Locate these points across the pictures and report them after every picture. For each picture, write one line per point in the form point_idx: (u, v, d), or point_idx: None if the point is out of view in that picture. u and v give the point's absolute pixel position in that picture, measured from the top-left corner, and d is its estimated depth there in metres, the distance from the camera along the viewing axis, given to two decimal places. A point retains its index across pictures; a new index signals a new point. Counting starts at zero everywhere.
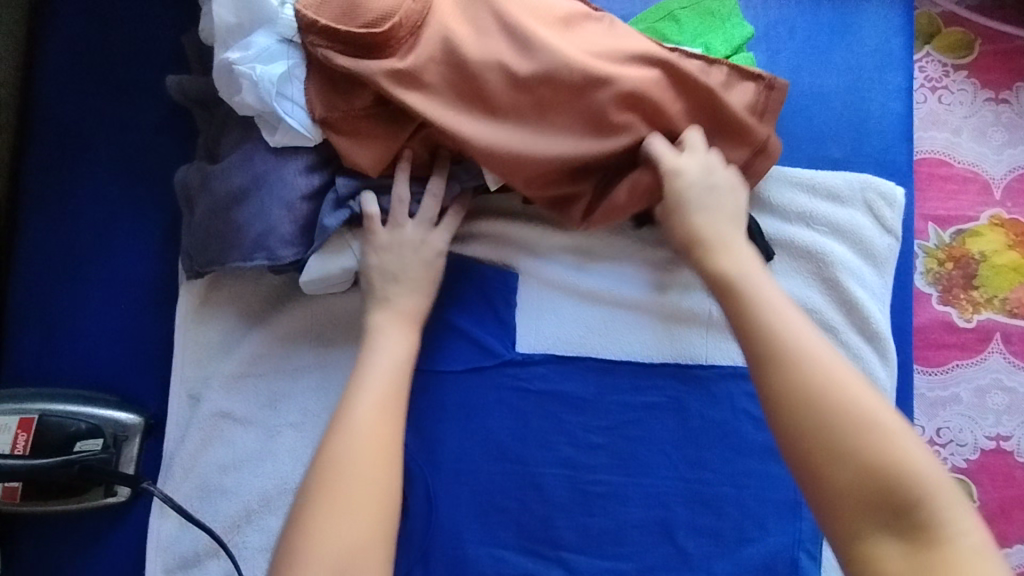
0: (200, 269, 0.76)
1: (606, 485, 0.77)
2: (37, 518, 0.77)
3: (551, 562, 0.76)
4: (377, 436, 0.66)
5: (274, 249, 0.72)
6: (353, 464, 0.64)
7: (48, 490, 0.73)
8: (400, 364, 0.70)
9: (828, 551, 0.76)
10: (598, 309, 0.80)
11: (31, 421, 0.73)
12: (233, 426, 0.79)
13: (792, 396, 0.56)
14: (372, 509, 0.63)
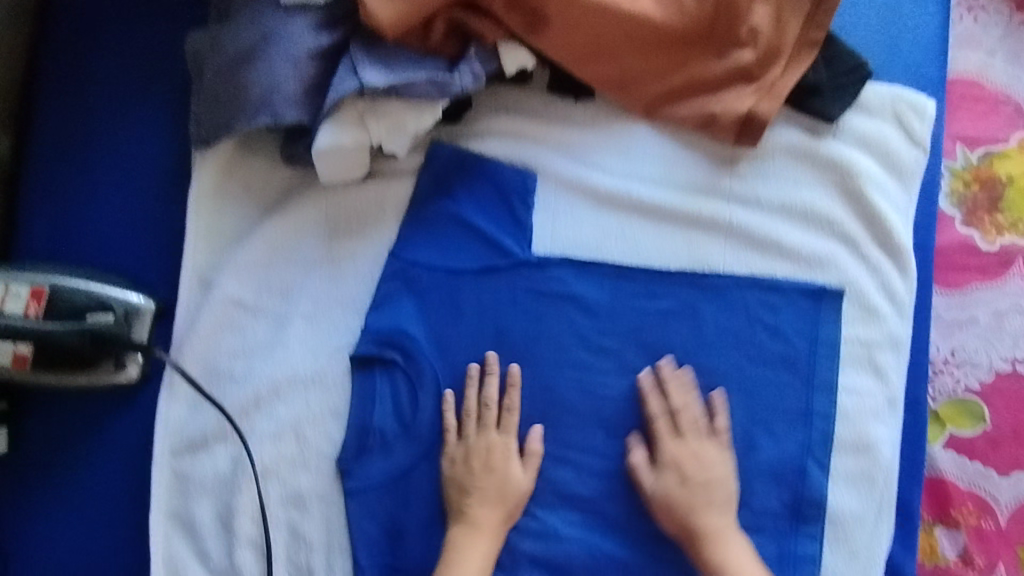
0: (208, 135, 0.75)
1: (619, 390, 0.76)
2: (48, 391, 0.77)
3: (559, 461, 0.76)
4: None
5: (279, 110, 0.70)
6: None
7: (63, 358, 0.71)
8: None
9: (837, 462, 0.75)
10: (617, 213, 0.78)
11: (42, 292, 0.71)
12: (244, 314, 0.78)
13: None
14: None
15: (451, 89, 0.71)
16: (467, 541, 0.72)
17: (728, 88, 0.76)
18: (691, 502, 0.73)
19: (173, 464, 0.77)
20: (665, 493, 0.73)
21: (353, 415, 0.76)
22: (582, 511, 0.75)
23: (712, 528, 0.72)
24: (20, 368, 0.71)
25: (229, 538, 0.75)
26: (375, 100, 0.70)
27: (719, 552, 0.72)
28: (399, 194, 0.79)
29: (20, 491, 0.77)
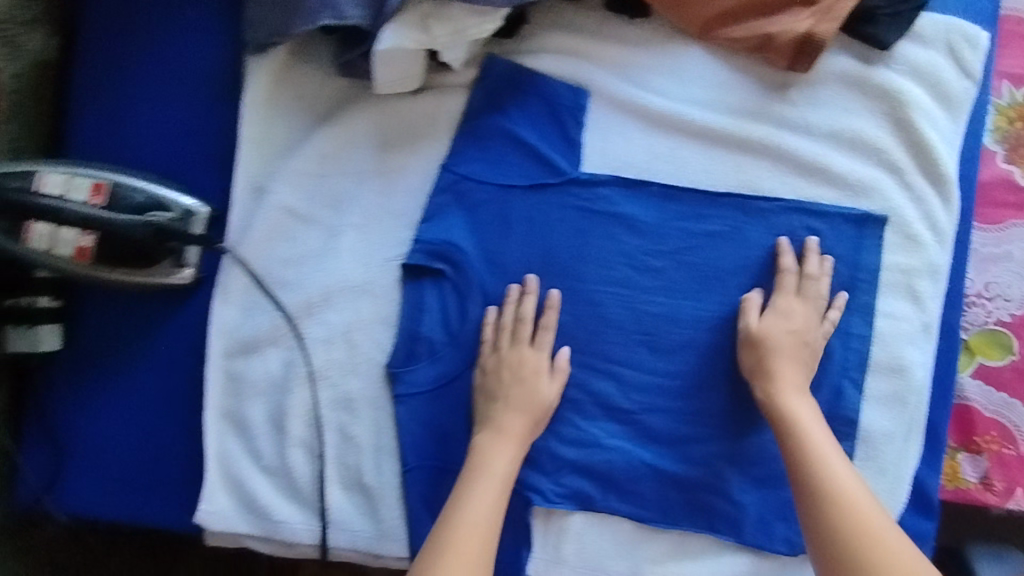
0: (266, 39, 0.75)
1: (664, 308, 0.78)
2: (101, 288, 0.79)
3: (602, 374, 0.77)
4: (490, 493, 0.70)
5: (342, 9, 0.70)
6: (470, 524, 0.68)
7: (122, 252, 0.72)
8: (503, 483, 0.71)
9: (871, 382, 0.78)
10: (668, 135, 0.78)
11: (102, 187, 0.72)
12: (296, 222, 0.79)
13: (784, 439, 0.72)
14: (486, 534, 0.68)
15: None
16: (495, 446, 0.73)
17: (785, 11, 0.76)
18: (781, 371, 0.74)
19: (225, 365, 0.78)
20: (757, 355, 0.75)
21: (402, 324, 0.78)
22: (622, 422, 0.77)
23: (789, 377, 0.74)
24: (82, 259, 0.71)
25: (280, 438, 0.78)
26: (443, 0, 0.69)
27: (800, 419, 0.72)
28: (452, 108, 0.79)
29: (76, 385, 0.79)
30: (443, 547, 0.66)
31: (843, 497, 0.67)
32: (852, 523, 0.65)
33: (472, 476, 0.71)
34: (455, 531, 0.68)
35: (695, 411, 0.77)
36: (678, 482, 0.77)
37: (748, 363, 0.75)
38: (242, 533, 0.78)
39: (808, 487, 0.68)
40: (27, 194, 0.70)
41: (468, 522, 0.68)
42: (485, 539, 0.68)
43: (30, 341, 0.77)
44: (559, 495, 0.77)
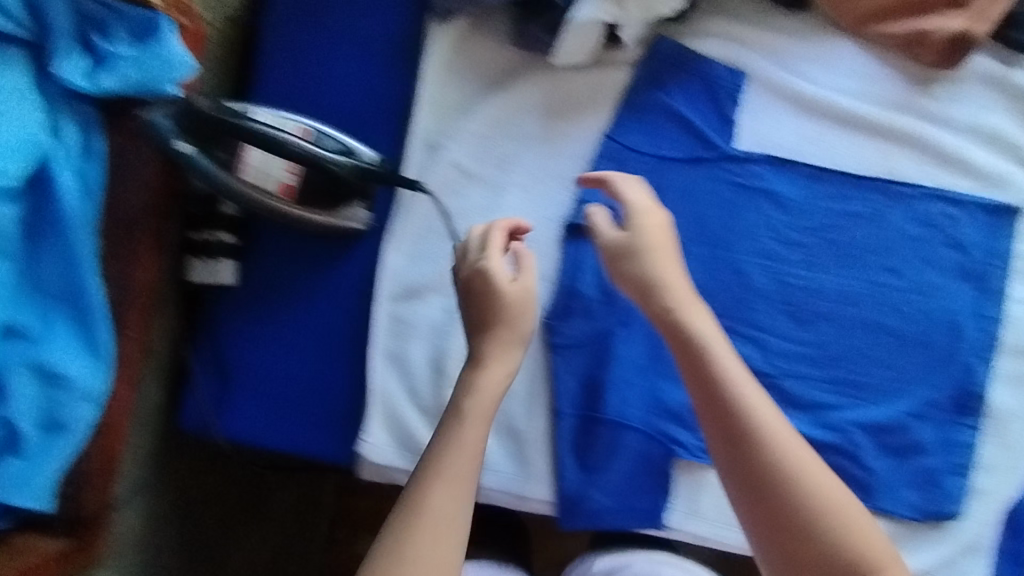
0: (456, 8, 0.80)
1: (806, 280, 0.83)
2: (273, 224, 0.84)
3: (744, 339, 0.82)
4: (474, 440, 0.64)
5: None
6: (451, 474, 0.62)
7: (321, 190, 0.77)
8: (486, 418, 0.65)
9: (999, 363, 0.82)
10: (819, 120, 0.83)
11: (310, 131, 0.77)
12: (465, 179, 0.84)
13: (710, 388, 0.62)
14: (467, 481, 0.62)
15: None
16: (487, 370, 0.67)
17: (937, 12, 0.81)
18: (667, 279, 0.67)
19: (390, 309, 0.83)
20: (636, 264, 0.69)
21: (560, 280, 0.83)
22: (762, 384, 0.82)
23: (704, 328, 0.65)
24: (286, 195, 0.76)
25: (439, 380, 0.83)
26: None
27: (717, 359, 0.63)
28: (617, 82, 0.84)
29: (246, 318, 0.84)
30: (419, 501, 0.60)
31: (790, 460, 0.59)
32: (813, 496, 0.59)
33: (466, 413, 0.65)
34: (440, 479, 0.61)
35: (830, 378, 0.82)
36: (815, 445, 0.81)
37: (637, 275, 0.68)
38: (397, 468, 0.83)
39: (747, 442, 0.60)
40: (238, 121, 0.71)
41: (450, 469, 0.62)
42: (468, 487, 0.62)
43: (212, 272, 0.82)
44: (702, 450, 0.81)
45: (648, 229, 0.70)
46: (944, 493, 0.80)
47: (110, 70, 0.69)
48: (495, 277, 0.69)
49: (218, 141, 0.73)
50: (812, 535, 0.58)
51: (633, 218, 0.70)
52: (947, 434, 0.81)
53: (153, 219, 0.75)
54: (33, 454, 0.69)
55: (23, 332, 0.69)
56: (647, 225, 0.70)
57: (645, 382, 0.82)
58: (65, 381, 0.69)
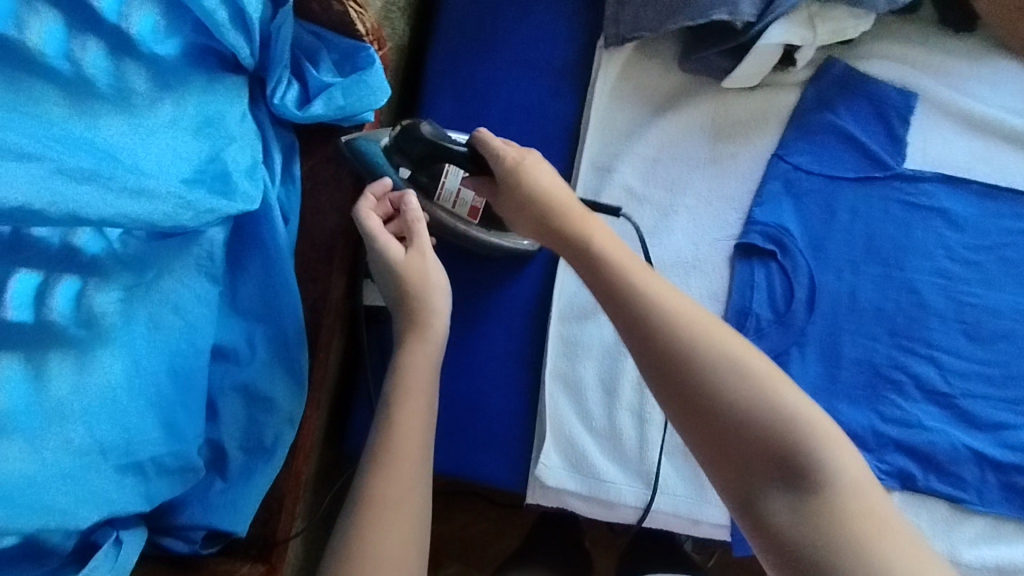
0: (638, 34, 0.82)
1: (983, 299, 0.82)
2: (443, 242, 0.86)
3: (924, 359, 0.81)
4: (410, 419, 0.62)
5: (738, 7, 0.77)
6: (394, 457, 0.60)
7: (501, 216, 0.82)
8: (425, 397, 0.64)
9: None
10: (986, 140, 0.84)
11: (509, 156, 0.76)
12: (634, 201, 0.86)
13: (639, 326, 0.55)
14: (416, 466, 0.61)
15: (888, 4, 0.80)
16: (408, 345, 0.67)
17: None
18: (573, 218, 0.62)
19: (560, 329, 0.84)
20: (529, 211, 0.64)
21: (733, 299, 0.83)
22: (943, 406, 0.81)
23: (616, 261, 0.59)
24: (471, 218, 0.80)
25: (611, 401, 0.83)
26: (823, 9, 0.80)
27: (635, 278, 0.57)
28: (784, 105, 0.87)
29: None
30: (369, 491, 0.59)
31: (745, 388, 0.51)
32: (745, 393, 0.51)
33: (395, 397, 0.63)
34: (388, 466, 0.60)
35: (1013, 399, 0.80)
36: (996, 465, 0.79)
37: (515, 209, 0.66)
38: (567, 490, 0.81)
39: (663, 359, 0.54)
40: (439, 146, 0.73)
41: (395, 451, 0.61)
42: (420, 471, 0.61)
43: None
44: (884, 471, 0.79)
45: (539, 176, 0.65)
46: None
47: (321, 96, 0.73)
48: (386, 254, 0.69)
49: (419, 165, 0.76)
50: (766, 446, 0.50)
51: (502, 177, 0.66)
52: None
53: (344, 241, 0.79)
54: (237, 479, 0.69)
55: (233, 354, 0.71)
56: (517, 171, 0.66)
57: (823, 404, 0.80)
58: (271, 404, 0.71)
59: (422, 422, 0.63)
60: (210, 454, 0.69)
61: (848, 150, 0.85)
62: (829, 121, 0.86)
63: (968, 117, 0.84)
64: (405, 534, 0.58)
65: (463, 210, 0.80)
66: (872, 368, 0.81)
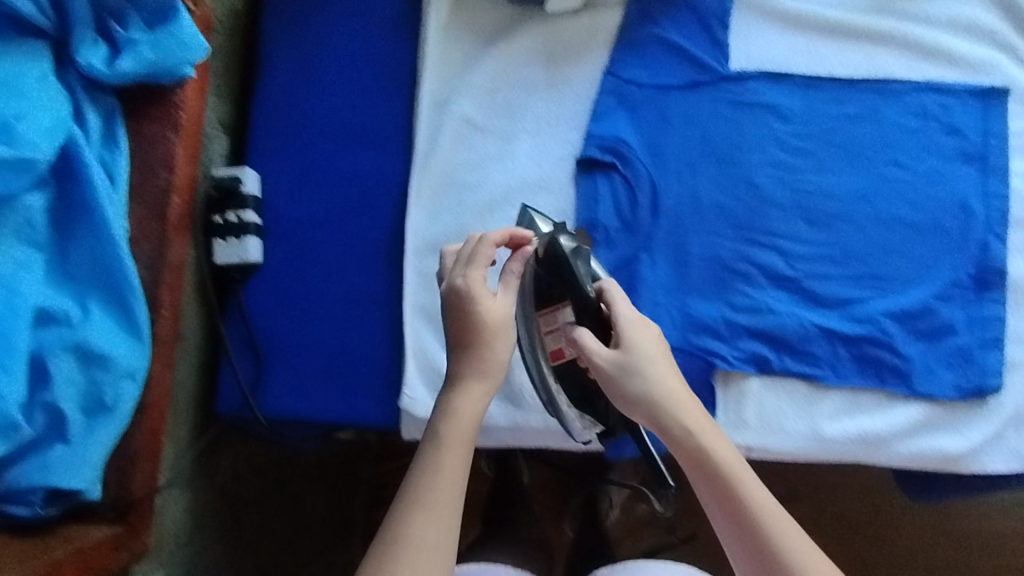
0: None
1: (817, 184, 0.84)
2: (293, 193, 0.86)
3: (766, 248, 0.83)
4: (453, 465, 0.61)
5: None
6: (435, 497, 0.59)
7: (577, 385, 0.77)
8: (465, 440, 0.63)
9: (1015, 236, 0.83)
10: (802, 34, 0.87)
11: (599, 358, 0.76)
12: (474, 132, 0.87)
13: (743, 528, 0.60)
14: (451, 512, 0.59)
15: None
16: (462, 391, 0.65)
17: None
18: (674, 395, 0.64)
19: (416, 264, 0.85)
20: (638, 381, 0.64)
21: (579, 213, 0.85)
22: (790, 289, 0.83)
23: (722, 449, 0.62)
24: (551, 356, 0.76)
25: None
26: None
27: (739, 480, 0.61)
28: (610, 22, 0.88)
29: (278, 292, 0.85)
30: (397, 533, 0.57)
31: None
32: None
33: (443, 441, 0.62)
34: (429, 511, 0.59)
35: (855, 276, 0.83)
36: (845, 337, 0.82)
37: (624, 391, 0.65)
38: None
39: (757, 543, 0.59)
40: (579, 277, 0.72)
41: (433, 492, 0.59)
42: (454, 514, 0.59)
43: (239, 251, 0.83)
44: (739, 358, 0.81)
45: (648, 350, 0.66)
46: (981, 369, 0.81)
47: (128, 52, 0.73)
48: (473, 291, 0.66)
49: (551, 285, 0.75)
50: None
51: (625, 335, 0.67)
52: (975, 312, 0.82)
53: (179, 198, 0.78)
54: (78, 439, 0.68)
55: (63, 318, 0.69)
56: (642, 338, 0.67)
57: (677, 302, 0.83)
58: (106, 361, 0.70)
59: (463, 468, 0.62)
60: (48, 420, 0.68)
61: (677, 58, 0.87)
62: (655, 34, 0.87)
63: (782, 14, 0.87)
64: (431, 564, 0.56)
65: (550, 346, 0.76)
66: (719, 262, 0.84)
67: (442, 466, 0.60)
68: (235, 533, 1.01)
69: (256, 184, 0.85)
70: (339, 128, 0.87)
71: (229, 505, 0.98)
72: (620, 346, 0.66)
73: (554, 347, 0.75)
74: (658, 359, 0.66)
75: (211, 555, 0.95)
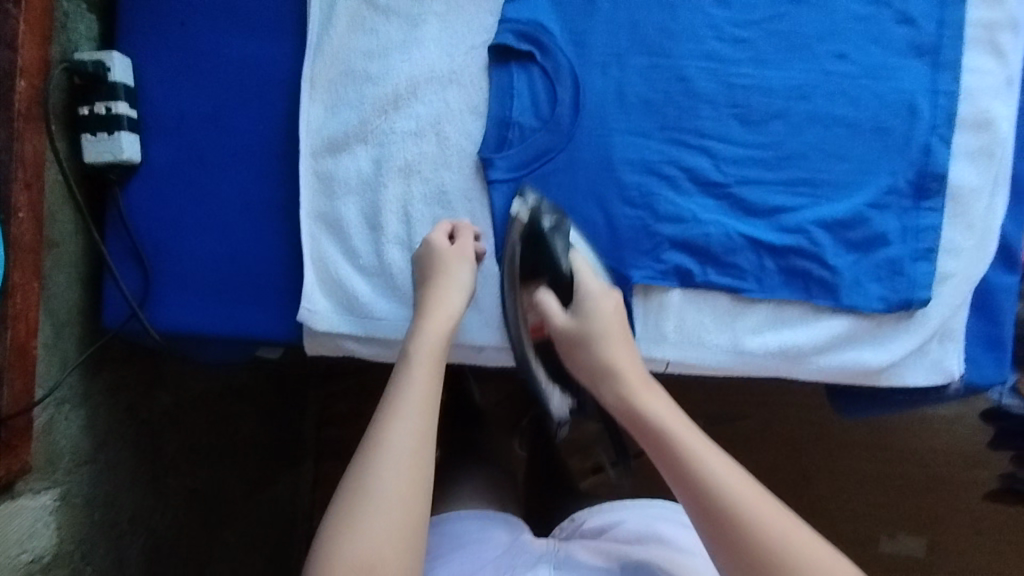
0: None
1: (754, 79, 0.78)
2: (174, 85, 0.77)
3: (695, 151, 0.77)
4: (428, 378, 0.66)
5: None
6: (410, 402, 0.64)
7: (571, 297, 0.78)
8: (438, 356, 0.68)
9: (959, 138, 0.78)
10: None
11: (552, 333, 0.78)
12: (376, 13, 0.77)
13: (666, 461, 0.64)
14: (427, 415, 0.64)
15: None
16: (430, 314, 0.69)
17: None
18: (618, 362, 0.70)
19: (313, 165, 0.77)
20: (587, 350, 0.71)
21: (493, 110, 0.77)
22: (718, 197, 0.78)
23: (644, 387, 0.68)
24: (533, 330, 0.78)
25: (377, 236, 0.76)
26: None
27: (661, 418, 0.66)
28: None
29: (161, 196, 0.77)
30: (379, 440, 0.62)
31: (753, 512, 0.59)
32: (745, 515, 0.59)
33: (415, 354, 0.67)
34: (404, 414, 0.63)
35: (787, 180, 0.78)
36: (772, 249, 0.77)
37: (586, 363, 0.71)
38: (343, 335, 0.76)
39: (685, 475, 0.62)
40: (557, 253, 0.73)
41: (413, 401, 0.64)
42: (429, 416, 0.64)
43: (111, 148, 0.74)
44: (659, 271, 0.77)
45: (603, 317, 0.71)
46: (910, 281, 0.77)
47: None
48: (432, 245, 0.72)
49: (533, 258, 0.76)
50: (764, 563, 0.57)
51: (586, 305, 0.72)
52: (910, 221, 0.77)
53: (27, 83, 0.68)
54: None
55: None
56: (604, 312, 0.71)
57: (598, 210, 0.77)
58: None
59: (436, 382, 0.67)
60: None
61: None
62: None
63: None
64: (416, 467, 0.61)
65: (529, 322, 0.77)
66: (645, 166, 0.77)
67: (416, 377, 0.66)
68: (154, 450, 0.94)
69: (128, 72, 0.75)
70: (226, 8, 0.78)
71: (143, 424, 0.93)
72: (578, 313, 0.72)
73: (535, 323, 0.77)
74: (616, 341, 0.70)
75: (121, 471, 0.89)
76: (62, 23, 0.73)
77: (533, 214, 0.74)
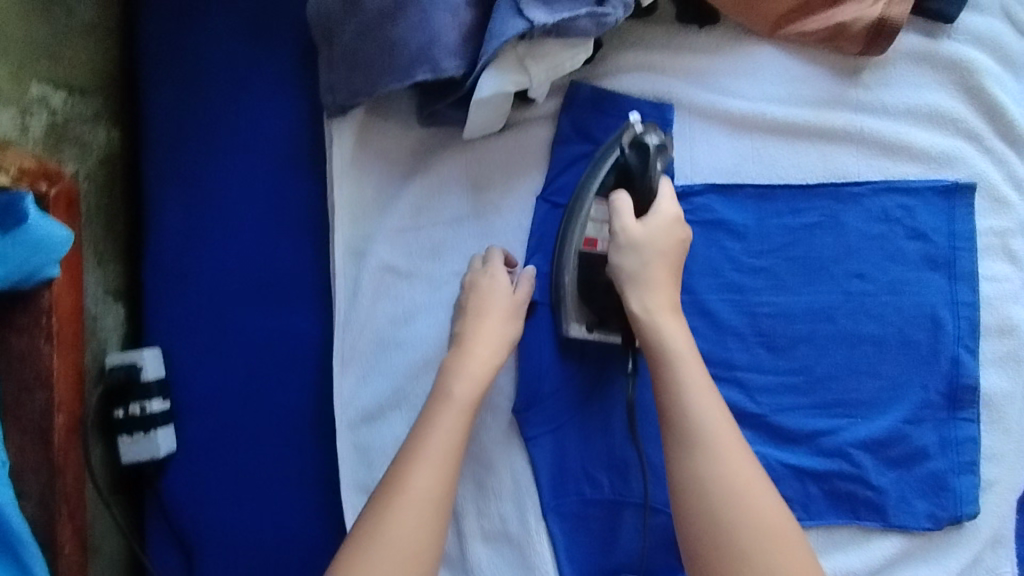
0: (345, 102, 0.73)
1: (779, 306, 0.78)
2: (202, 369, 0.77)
3: (727, 383, 0.78)
4: (449, 427, 0.67)
5: (438, 62, 0.69)
6: (430, 453, 0.65)
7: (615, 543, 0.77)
8: (469, 403, 0.68)
9: (985, 346, 0.79)
10: (750, 140, 0.79)
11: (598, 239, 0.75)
12: (398, 280, 0.77)
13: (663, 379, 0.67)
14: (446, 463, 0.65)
15: (608, 18, 0.70)
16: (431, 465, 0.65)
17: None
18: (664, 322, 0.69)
19: (351, 437, 0.76)
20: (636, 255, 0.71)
21: (523, 363, 0.77)
22: (757, 427, 0.78)
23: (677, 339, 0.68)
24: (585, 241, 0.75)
25: None
26: (535, 38, 0.70)
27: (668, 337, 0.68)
28: (540, 142, 0.78)
29: (198, 480, 0.76)
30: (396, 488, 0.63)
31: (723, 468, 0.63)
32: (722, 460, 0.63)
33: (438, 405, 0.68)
34: (420, 459, 0.65)
35: (823, 404, 0.78)
36: (815, 474, 0.77)
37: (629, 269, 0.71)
38: None
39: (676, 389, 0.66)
40: (650, 171, 0.72)
41: (431, 454, 0.65)
42: (447, 467, 0.65)
43: (150, 447, 0.74)
44: None
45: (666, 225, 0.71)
46: (956, 497, 0.77)
47: None
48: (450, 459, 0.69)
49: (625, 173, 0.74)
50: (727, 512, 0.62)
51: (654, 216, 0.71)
52: (948, 433, 0.78)
53: (64, 414, 0.67)
54: None
55: None
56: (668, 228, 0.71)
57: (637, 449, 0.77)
58: None
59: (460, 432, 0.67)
60: None
61: None
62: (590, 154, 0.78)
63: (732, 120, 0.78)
64: (426, 522, 0.62)
65: (585, 232, 0.74)
66: None
67: (440, 430, 0.67)
68: None
69: (159, 366, 0.76)
70: (245, 283, 0.76)
71: None
72: (646, 223, 0.71)
73: (592, 235, 0.74)
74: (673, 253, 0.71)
75: None
76: (91, 329, 0.74)
77: (645, 129, 0.72)
